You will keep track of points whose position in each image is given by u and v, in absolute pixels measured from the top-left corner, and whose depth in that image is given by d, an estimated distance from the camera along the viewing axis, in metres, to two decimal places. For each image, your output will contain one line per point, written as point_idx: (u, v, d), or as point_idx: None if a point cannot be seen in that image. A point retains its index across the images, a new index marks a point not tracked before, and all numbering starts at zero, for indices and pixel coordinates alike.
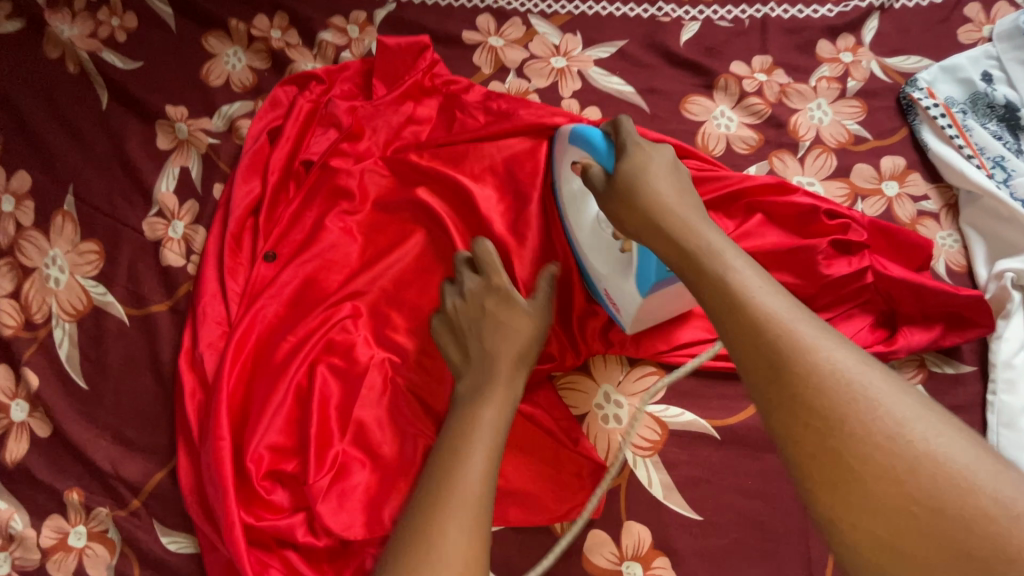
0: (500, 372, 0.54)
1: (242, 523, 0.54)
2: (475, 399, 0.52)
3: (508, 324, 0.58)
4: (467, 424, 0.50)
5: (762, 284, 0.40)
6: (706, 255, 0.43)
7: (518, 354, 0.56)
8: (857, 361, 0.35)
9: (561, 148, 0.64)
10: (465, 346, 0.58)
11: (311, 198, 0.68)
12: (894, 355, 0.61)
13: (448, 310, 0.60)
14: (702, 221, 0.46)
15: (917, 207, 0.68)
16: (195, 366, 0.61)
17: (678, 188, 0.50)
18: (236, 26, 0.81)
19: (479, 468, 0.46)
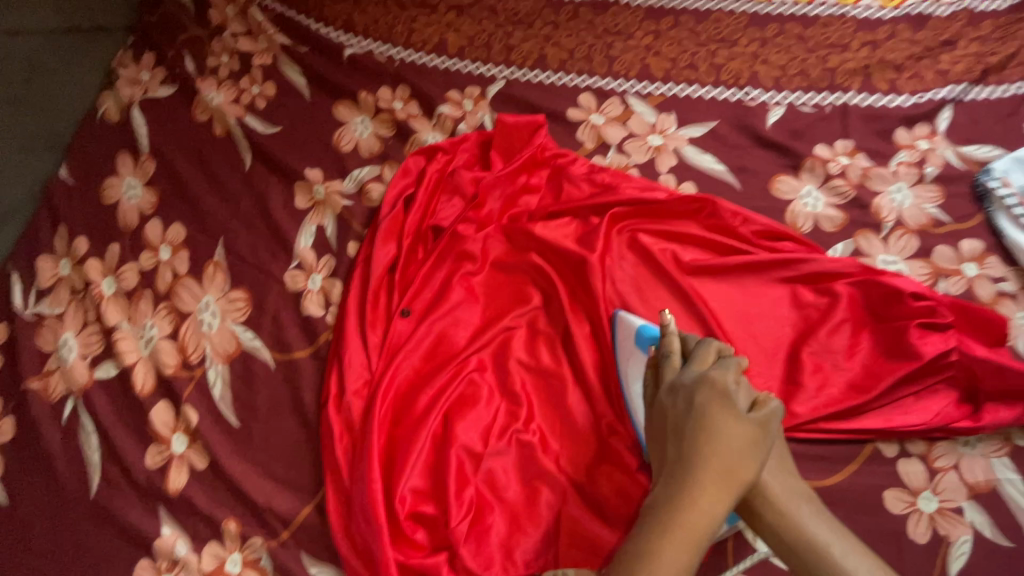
0: (701, 508, 0.50)
1: (394, 560, 0.59)
2: (666, 531, 0.49)
3: (721, 441, 0.52)
4: (650, 571, 0.48)
5: (833, 541, 0.51)
6: (789, 511, 0.53)
7: (720, 486, 0.51)
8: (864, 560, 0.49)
9: (634, 352, 0.68)
10: (672, 451, 0.54)
11: (440, 260, 0.76)
12: (979, 429, 0.66)
13: (676, 394, 0.56)
14: (816, 523, 0.52)
15: (995, 288, 0.73)
16: (341, 412, 0.68)
17: (786, 478, 0.55)
18: (364, 98, 0.90)
19: None
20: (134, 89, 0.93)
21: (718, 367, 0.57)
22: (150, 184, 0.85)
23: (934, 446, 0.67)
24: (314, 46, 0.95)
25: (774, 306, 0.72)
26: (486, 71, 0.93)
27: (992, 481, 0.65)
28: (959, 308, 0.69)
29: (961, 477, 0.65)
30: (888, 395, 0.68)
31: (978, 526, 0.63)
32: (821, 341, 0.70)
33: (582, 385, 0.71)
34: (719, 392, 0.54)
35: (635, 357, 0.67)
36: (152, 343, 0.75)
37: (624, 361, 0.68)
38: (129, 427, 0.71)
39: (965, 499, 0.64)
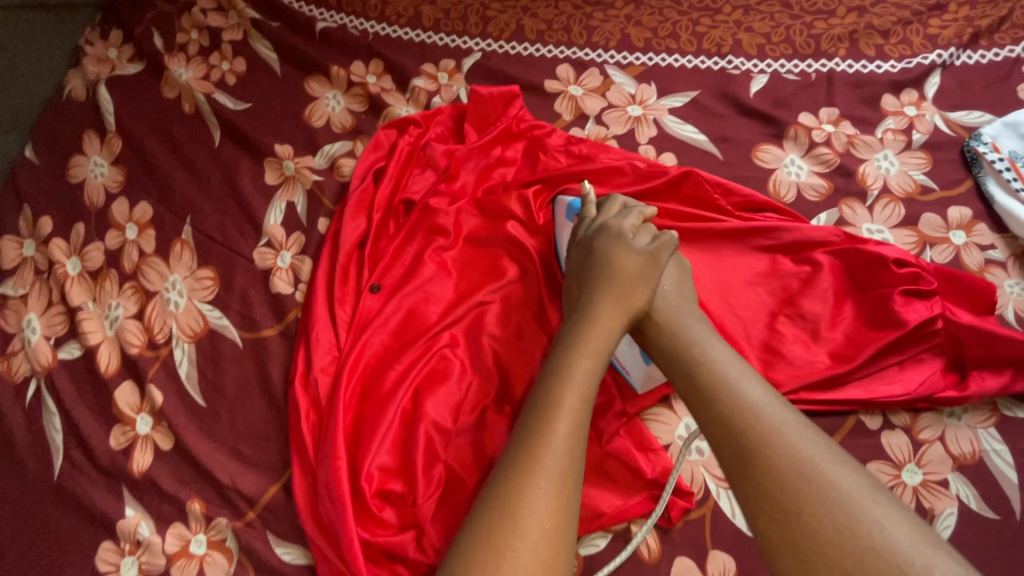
0: (599, 325, 0.55)
1: (359, 538, 0.58)
2: (566, 354, 0.53)
3: (615, 267, 0.60)
4: (556, 381, 0.51)
5: (731, 370, 0.49)
6: (690, 352, 0.52)
7: (614, 305, 0.57)
8: (763, 387, 0.47)
9: (562, 221, 0.73)
10: (578, 291, 0.61)
11: (411, 235, 0.74)
12: (965, 399, 0.64)
13: (578, 252, 0.64)
14: (710, 340, 0.53)
15: (984, 256, 0.71)
16: (309, 389, 0.66)
17: (680, 310, 0.58)
18: (336, 72, 0.88)
19: (573, 412, 0.49)
20: (101, 67, 0.90)
21: (619, 218, 0.65)
22: (116, 163, 0.83)
23: (919, 417, 0.65)
24: (286, 20, 0.93)
25: (755, 277, 0.70)
26: (461, 43, 0.90)
27: (978, 452, 0.63)
28: (944, 276, 0.67)
29: (947, 449, 0.63)
30: (871, 364, 0.66)
31: (964, 498, 0.61)
32: (804, 311, 0.68)
33: None
34: (614, 236, 0.62)
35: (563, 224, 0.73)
36: (117, 323, 0.73)
37: (557, 231, 0.73)
38: (93, 408, 0.69)
39: (951, 471, 0.62)
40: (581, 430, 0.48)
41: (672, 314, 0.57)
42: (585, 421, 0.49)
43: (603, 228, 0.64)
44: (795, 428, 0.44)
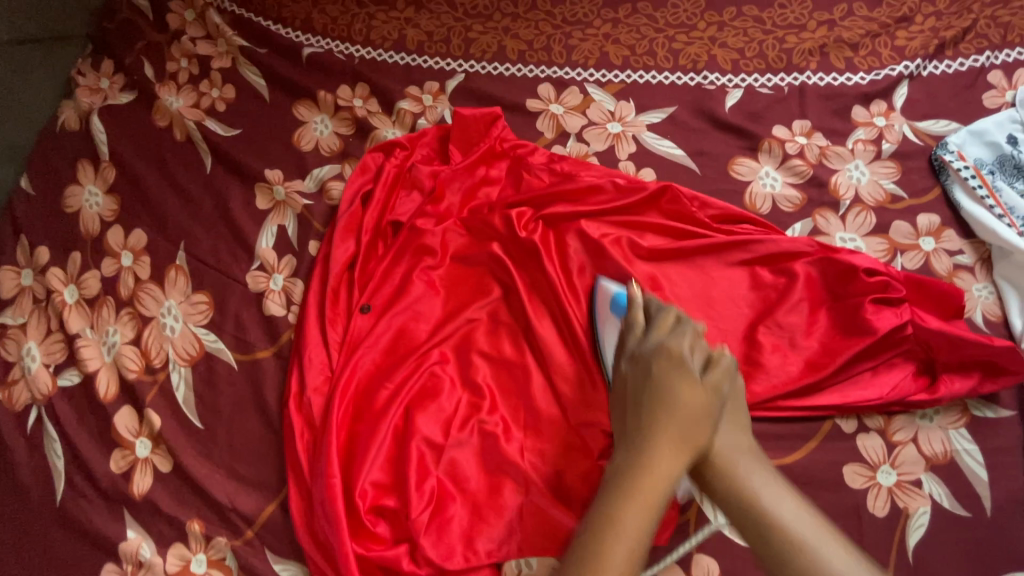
0: (655, 470, 0.51)
1: (354, 553, 0.60)
2: (619, 492, 0.50)
3: (676, 403, 0.55)
4: (609, 539, 0.47)
5: (807, 529, 0.47)
6: (764, 503, 0.50)
7: (671, 449, 0.52)
8: (852, 560, 0.45)
9: (608, 317, 0.70)
10: (630, 419, 0.56)
11: (399, 256, 0.76)
12: (936, 401, 0.66)
13: (626, 364, 0.61)
14: (772, 485, 0.51)
15: (952, 261, 0.74)
16: (303, 410, 0.68)
17: (742, 441, 0.55)
18: (323, 96, 0.90)
19: (624, 564, 0.46)
20: (94, 97, 0.92)
21: (674, 330, 0.62)
22: (111, 191, 0.85)
23: (893, 419, 0.67)
24: (273, 47, 0.95)
25: (731, 288, 0.73)
26: (445, 65, 0.92)
27: (950, 452, 0.65)
28: (915, 283, 0.69)
29: (919, 449, 0.66)
30: (846, 370, 0.68)
31: (936, 497, 0.63)
32: (780, 320, 0.70)
33: (544, 373, 0.71)
34: (666, 356, 0.59)
35: (609, 325, 0.70)
36: (114, 349, 0.75)
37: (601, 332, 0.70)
38: (92, 434, 0.71)
39: (924, 471, 0.65)
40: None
41: (736, 453, 0.54)
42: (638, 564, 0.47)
43: (655, 340, 0.61)
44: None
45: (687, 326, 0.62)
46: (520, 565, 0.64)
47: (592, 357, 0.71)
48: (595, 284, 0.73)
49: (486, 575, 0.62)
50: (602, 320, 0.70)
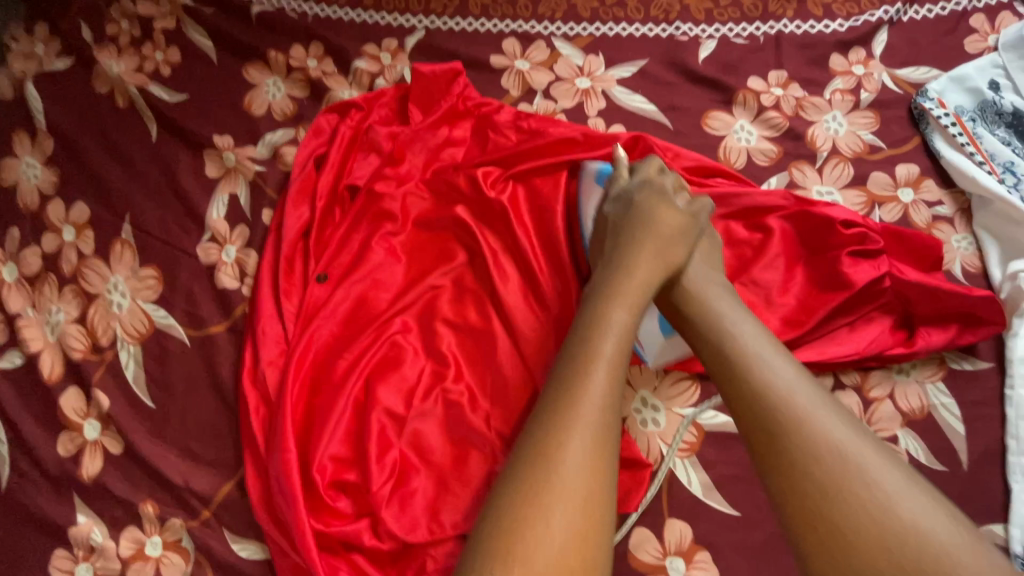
0: (635, 281, 0.56)
1: (312, 529, 0.57)
2: (604, 309, 0.53)
3: (654, 222, 0.63)
4: (593, 349, 0.49)
5: (767, 348, 0.52)
6: (730, 332, 0.53)
7: (652, 262, 0.59)
8: (801, 376, 0.50)
9: (591, 184, 0.72)
10: (614, 244, 0.62)
11: (357, 222, 0.72)
12: (913, 355, 0.64)
13: (612, 210, 0.66)
14: (742, 316, 0.56)
15: (931, 212, 0.71)
16: (257, 385, 0.64)
17: (710, 274, 0.61)
18: (275, 58, 0.85)
19: (607, 377, 0.48)
20: (28, 64, 0.86)
21: (658, 174, 0.69)
22: (49, 163, 0.80)
23: (869, 375, 0.65)
24: (220, 6, 0.89)
25: None
26: (404, 22, 0.87)
27: (927, 406, 0.63)
28: (894, 235, 0.67)
29: (896, 405, 0.64)
30: (822, 326, 0.66)
31: (913, 452, 0.62)
32: (755, 277, 0.67)
33: (511, 339, 0.68)
34: (654, 197, 0.65)
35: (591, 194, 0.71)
36: (58, 328, 0.71)
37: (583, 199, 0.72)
38: (37, 417, 0.67)
39: (900, 427, 0.63)
40: (619, 379, 0.49)
41: (705, 288, 0.59)
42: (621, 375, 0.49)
43: (641, 190, 0.66)
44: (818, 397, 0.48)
45: (665, 181, 0.67)
46: None
47: (560, 322, 0.68)
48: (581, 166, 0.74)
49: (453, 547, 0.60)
50: (586, 185, 0.72)
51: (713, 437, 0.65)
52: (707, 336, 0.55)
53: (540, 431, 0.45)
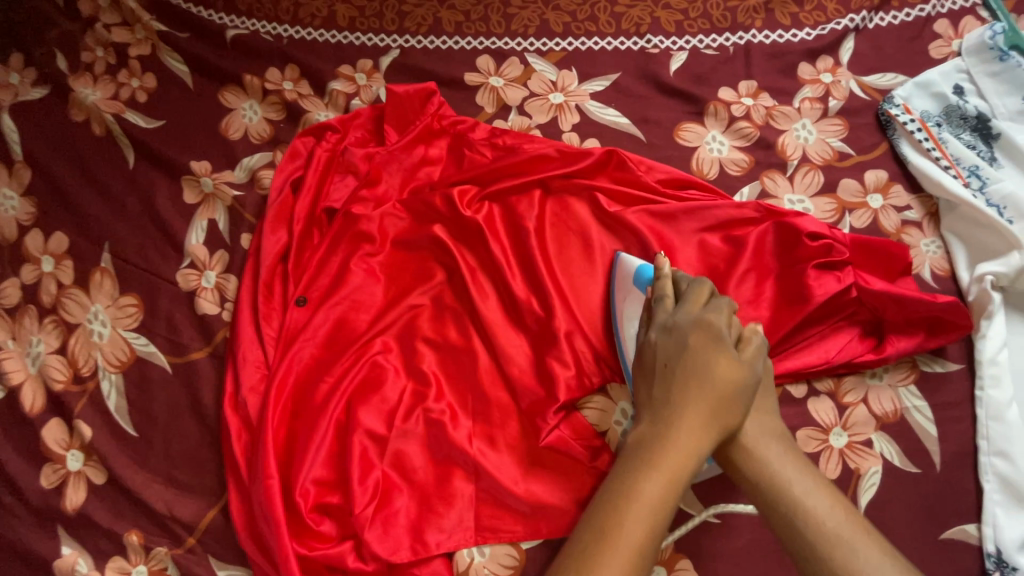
0: (678, 445, 0.54)
1: (296, 554, 0.57)
2: (641, 470, 0.52)
3: (708, 380, 0.57)
4: (624, 515, 0.50)
5: (828, 518, 0.51)
6: (788, 495, 0.53)
7: (697, 418, 0.55)
8: (871, 548, 0.49)
9: (631, 290, 0.69)
10: (659, 390, 0.58)
11: (335, 244, 0.73)
12: (883, 360, 0.65)
13: (655, 336, 0.62)
14: (801, 478, 0.54)
15: (900, 217, 0.73)
16: (239, 410, 0.65)
17: (762, 422, 0.58)
18: (250, 81, 0.85)
19: (637, 535, 0.49)
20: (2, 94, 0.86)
21: (708, 303, 0.63)
22: (26, 194, 0.80)
23: (843, 381, 0.67)
24: (195, 31, 0.90)
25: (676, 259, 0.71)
26: (378, 41, 0.88)
27: (900, 410, 0.65)
28: (861, 244, 0.68)
29: (870, 409, 0.65)
30: (791, 338, 0.67)
31: (887, 456, 0.63)
32: (727, 290, 0.69)
33: (491, 356, 0.69)
34: (704, 330, 0.60)
35: (636, 301, 0.68)
36: (38, 360, 0.71)
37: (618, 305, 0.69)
38: (20, 450, 0.67)
39: (874, 431, 0.64)
40: (650, 546, 0.49)
41: (757, 439, 0.57)
42: (654, 540, 0.50)
43: (690, 317, 0.61)
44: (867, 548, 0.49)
45: (716, 304, 0.62)
46: (473, 554, 0.62)
47: (538, 337, 0.69)
48: (616, 258, 0.72)
49: (439, 566, 0.61)
50: (623, 291, 0.69)
51: None
52: (759, 486, 0.55)
53: None
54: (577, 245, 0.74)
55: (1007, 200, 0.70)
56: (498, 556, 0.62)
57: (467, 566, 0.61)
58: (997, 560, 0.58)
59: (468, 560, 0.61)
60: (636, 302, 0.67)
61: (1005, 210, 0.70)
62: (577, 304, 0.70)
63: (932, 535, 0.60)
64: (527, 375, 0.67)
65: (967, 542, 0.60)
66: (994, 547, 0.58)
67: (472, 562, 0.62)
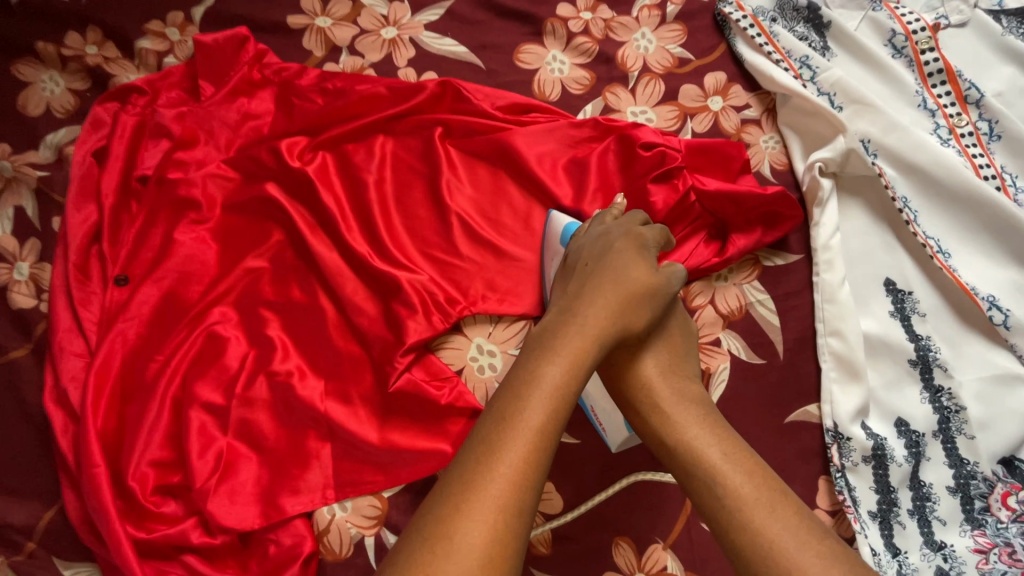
0: (585, 337, 0.52)
1: (131, 539, 0.55)
2: (541, 365, 0.49)
3: (624, 278, 0.56)
4: (521, 410, 0.46)
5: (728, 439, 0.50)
6: (695, 416, 0.52)
7: (606, 316, 0.54)
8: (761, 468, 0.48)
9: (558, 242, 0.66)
10: (574, 286, 0.57)
11: (155, 215, 0.67)
12: (726, 262, 0.65)
13: (581, 247, 0.61)
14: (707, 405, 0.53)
15: (740, 117, 0.72)
16: (63, 404, 0.60)
17: (680, 353, 0.57)
18: (44, 49, 0.75)
19: (531, 433, 0.45)
20: None
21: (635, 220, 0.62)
22: None
23: (691, 287, 0.66)
24: None
25: (522, 187, 0.70)
26: None
27: (744, 305, 0.65)
28: (699, 148, 0.67)
29: (716, 310, 0.65)
30: None
31: (734, 351, 0.64)
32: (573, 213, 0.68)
33: (337, 310, 0.66)
34: (626, 243, 0.59)
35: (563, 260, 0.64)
36: None
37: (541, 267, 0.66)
38: None
39: (721, 330, 0.64)
40: (543, 447, 0.45)
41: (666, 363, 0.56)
42: (548, 442, 0.46)
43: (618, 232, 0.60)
44: (755, 486, 0.47)
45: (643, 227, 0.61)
46: (334, 510, 0.60)
47: (382, 284, 0.65)
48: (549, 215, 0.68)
49: (298, 527, 0.59)
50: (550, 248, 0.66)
51: None
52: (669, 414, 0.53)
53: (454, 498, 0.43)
54: (420, 186, 0.71)
55: (836, 86, 0.70)
56: (361, 508, 0.60)
57: (328, 523, 0.60)
58: (834, 434, 0.60)
59: (329, 517, 0.60)
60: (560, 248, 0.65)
61: (835, 97, 0.70)
62: (421, 250, 0.68)
63: (776, 421, 0.62)
64: (376, 323, 0.64)
65: (809, 422, 0.62)
66: (832, 423, 0.60)
67: (333, 519, 0.60)
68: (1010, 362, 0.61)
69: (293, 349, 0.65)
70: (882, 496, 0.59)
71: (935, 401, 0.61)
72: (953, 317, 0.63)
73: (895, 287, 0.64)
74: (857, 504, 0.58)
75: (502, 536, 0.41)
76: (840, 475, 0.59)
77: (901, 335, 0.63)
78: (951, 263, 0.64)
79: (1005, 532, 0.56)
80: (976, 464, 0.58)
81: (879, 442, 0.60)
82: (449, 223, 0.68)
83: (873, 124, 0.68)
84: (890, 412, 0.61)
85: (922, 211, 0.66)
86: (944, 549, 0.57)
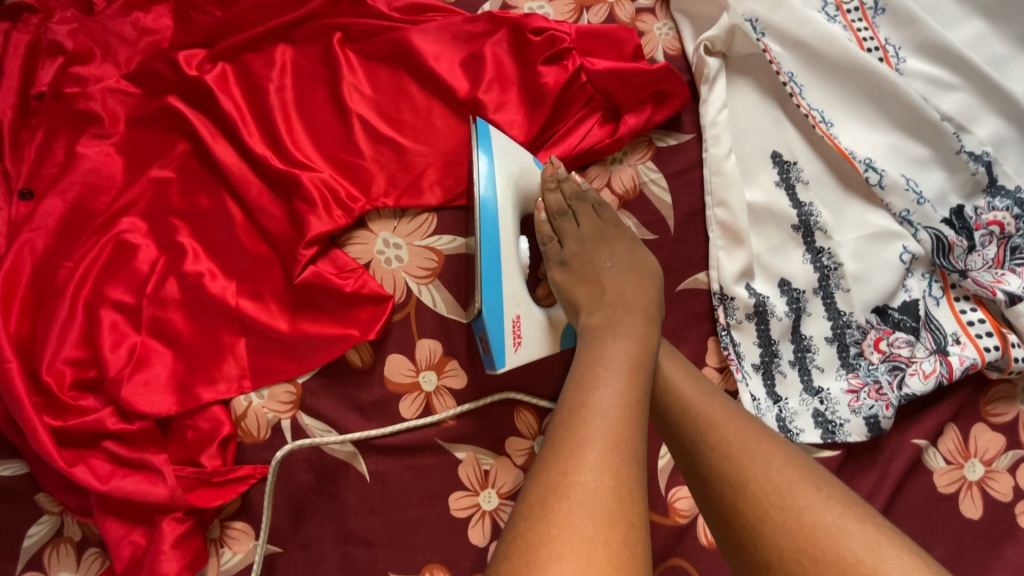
0: (626, 326, 0.54)
1: (48, 427, 0.57)
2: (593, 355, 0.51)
3: (639, 266, 0.61)
4: (588, 392, 0.46)
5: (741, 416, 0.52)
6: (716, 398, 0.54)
7: (644, 312, 0.56)
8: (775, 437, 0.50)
9: (521, 154, 0.64)
10: (597, 274, 0.60)
11: (56, 129, 0.67)
12: (618, 143, 0.67)
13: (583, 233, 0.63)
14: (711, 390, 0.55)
15: (635, 6, 0.73)
16: None
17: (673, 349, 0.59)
18: None
19: (610, 407, 0.45)
20: None
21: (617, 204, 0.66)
22: None
23: (588, 171, 0.69)
24: None
25: (423, 86, 0.70)
26: None
27: (638, 185, 0.67)
28: (590, 35, 0.68)
29: (612, 191, 0.68)
30: (544, 136, 0.68)
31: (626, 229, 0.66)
32: (471, 106, 0.68)
33: (244, 214, 0.67)
34: (616, 228, 0.64)
35: (531, 174, 0.64)
36: None
37: (493, 160, 0.61)
38: None
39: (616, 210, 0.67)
40: (624, 421, 0.45)
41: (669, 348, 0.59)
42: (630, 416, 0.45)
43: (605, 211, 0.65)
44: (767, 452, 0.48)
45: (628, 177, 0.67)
46: (251, 398, 0.63)
47: (286, 186, 0.67)
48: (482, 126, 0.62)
49: (216, 413, 0.62)
50: (505, 160, 0.62)
51: (452, 259, 0.67)
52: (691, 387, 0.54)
53: (547, 483, 0.41)
54: (322, 90, 0.71)
55: None
56: (277, 394, 0.63)
57: (245, 410, 0.63)
58: (720, 297, 0.64)
59: (246, 404, 0.63)
60: (527, 173, 0.63)
61: None
62: (326, 154, 0.69)
63: (669, 289, 0.65)
64: (283, 223, 0.66)
65: (698, 288, 0.65)
66: (719, 286, 0.64)
67: (250, 405, 0.63)
68: (887, 220, 0.64)
69: (202, 254, 0.66)
70: (765, 349, 0.63)
71: (816, 261, 0.64)
72: (834, 182, 0.66)
73: (780, 158, 0.67)
74: (740, 357, 0.63)
75: (614, 537, 0.38)
76: (726, 333, 0.63)
77: (785, 203, 0.66)
78: (833, 132, 0.66)
79: (875, 372, 0.61)
80: (851, 314, 0.63)
81: (761, 300, 0.63)
82: (351, 125, 0.69)
83: (760, 2, 0.69)
84: (775, 274, 0.65)
85: (807, 85, 0.68)
86: (821, 393, 0.62)
